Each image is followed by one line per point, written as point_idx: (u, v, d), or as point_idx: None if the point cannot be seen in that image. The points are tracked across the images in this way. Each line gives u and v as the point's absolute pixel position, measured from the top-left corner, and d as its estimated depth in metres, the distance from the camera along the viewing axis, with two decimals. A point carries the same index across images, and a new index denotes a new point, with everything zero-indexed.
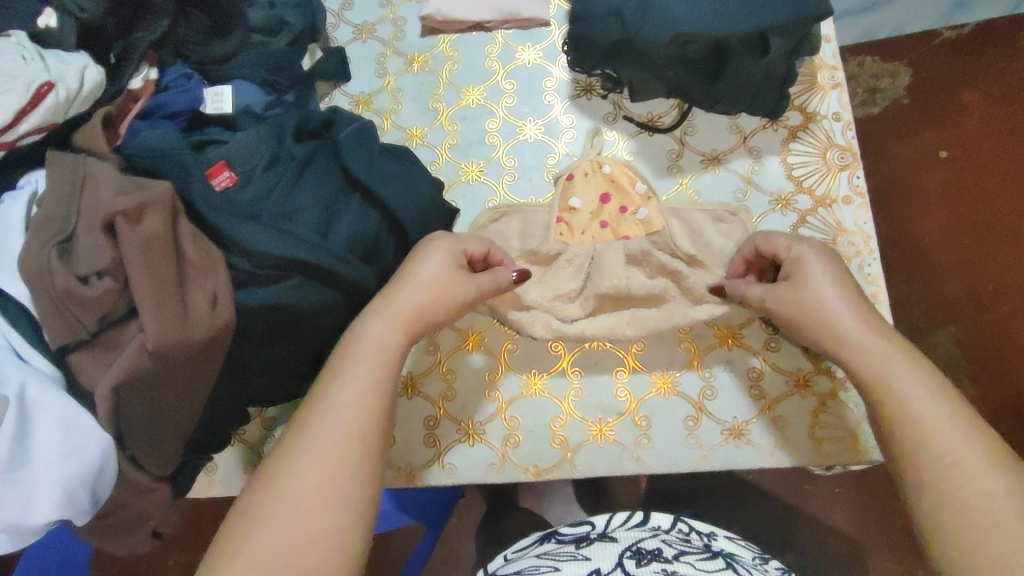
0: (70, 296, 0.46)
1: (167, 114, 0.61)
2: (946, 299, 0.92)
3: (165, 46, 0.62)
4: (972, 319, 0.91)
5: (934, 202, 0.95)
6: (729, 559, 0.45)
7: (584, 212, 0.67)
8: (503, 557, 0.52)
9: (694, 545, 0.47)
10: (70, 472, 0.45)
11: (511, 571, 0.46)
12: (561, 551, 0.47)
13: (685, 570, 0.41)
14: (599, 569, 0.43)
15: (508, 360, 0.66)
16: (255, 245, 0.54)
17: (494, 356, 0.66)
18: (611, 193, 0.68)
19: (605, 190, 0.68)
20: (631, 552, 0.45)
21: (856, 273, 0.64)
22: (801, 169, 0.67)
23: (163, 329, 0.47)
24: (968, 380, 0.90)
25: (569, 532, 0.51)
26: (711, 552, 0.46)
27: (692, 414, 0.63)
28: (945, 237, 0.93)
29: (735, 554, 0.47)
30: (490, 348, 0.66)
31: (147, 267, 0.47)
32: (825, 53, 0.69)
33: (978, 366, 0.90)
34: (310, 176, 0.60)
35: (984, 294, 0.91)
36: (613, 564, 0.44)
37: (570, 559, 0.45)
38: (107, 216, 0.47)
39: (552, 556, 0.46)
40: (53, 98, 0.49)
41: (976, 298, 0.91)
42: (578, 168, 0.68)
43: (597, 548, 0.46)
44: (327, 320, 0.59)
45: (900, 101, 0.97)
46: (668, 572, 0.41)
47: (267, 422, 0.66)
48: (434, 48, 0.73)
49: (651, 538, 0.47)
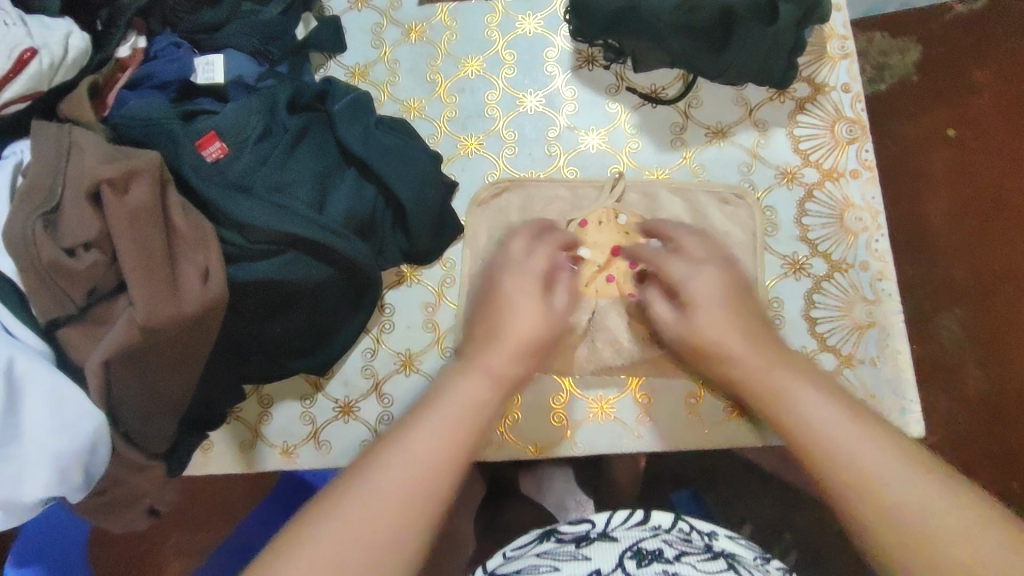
0: (57, 269, 0.44)
1: (156, 84, 0.59)
2: (952, 281, 0.90)
3: (153, 15, 0.61)
4: (978, 301, 0.88)
5: (940, 182, 0.92)
6: (731, 560, 0.44)
7: (592, 262, 0.62)
8: (501, 555, 0.51)
9: (694, 546, 0.46)
10: (60, 447, 0.44)
11: (510, 570, 0.45)
12: (561, 551, 0.46)
13: (686, 570, 0.41)
14: (600, 569, 0.42)
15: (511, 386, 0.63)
16: (247, 217, 0.53)
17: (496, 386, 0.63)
18: (624, 243, 0.63)
19: (617, 241, 0.63)
20: (631, 552, 0.44)
21: (864, 249, 0.63)
22: (808, 142, 0.65)
23: (152, 303, 0.46)
24: (971, 362, 0.87)
25: (569, 530, 0.51)
26: (711, 553, 0.45)
27: (693, 392, 0.62)
28: (950, 219, 0.91)
29: (735, 554, 0.46)
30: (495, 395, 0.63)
31: (134, 238, 0.46)
32: (835, 22, 0.67)
33: (982, 348, 0.87)
34: (303, 149, 0.58)
35: (988, 278, 0.89)
36: (613, 564, 0.43)
37: (571, 558, 0.44)
38: (92, 184, 0.45)
39: (553, 556, 0.45)
40: (36, 65, 0.48)
41: (982, 280, 0.89)
42: (593, 212, 0.64)
43: (597, 548, 0.46)
44: (324, 296, 0.58)
45: (910, 77, 0.94)
46: (670, 572, 0.40)
47: (264, 400, 0.65)
48: (432, 17, 0.71)
49: (652, 538, 0.47)
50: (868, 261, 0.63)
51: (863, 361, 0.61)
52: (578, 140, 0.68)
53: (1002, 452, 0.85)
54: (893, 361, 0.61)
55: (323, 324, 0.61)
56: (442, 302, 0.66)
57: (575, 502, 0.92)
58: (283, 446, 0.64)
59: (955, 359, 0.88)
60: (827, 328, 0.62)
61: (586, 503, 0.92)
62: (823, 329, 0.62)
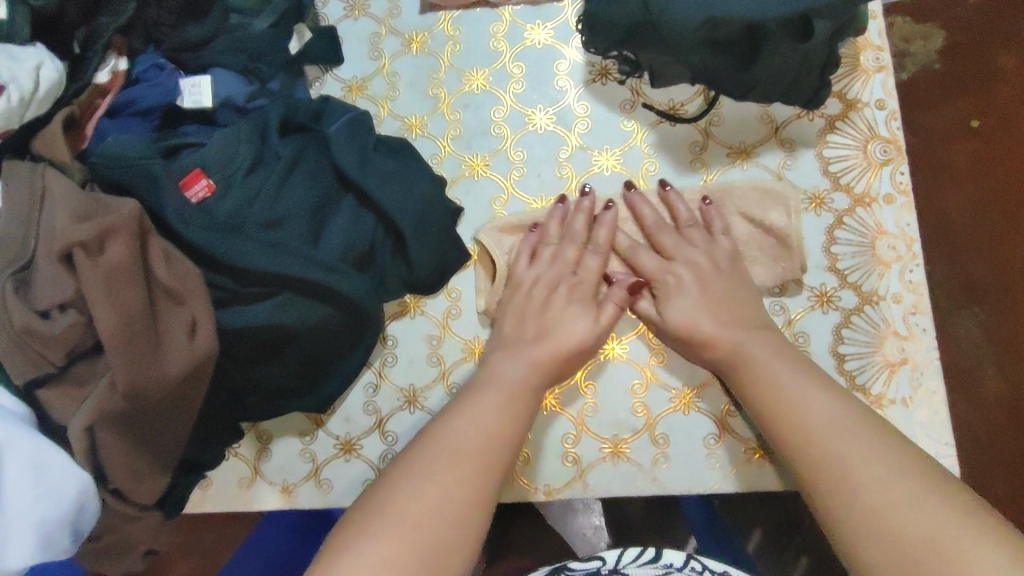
0: (30, 333, 0.41)
1: (137, 111, 0.55)
2: (972, 280, 0.81)
3: (134, 31, 0.56)
4: (997, 299, 0.81)
5: (962, 175, 0.83)
6: None
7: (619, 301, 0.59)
8: None
9: None
10: (44, 514, 0.42)
11: None
12: None
13: None
14: None
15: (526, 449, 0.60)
16: (238, 260, 0.49)
17: None
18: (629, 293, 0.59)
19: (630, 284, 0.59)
20: None
21: (897, 281, 0.59)
22: (838, 164, 0.61)
23: (135, 369, 0.43)
24: (990, 366, 0.80)
25: (579, 567, 0.49)
26: None
27: (714, 432, 0.59)
28: (971, 217, 0.82)
29: None
30: None
31: (111, 300, 0.42)
32: (871, 31, 0.62)
33: (1001, 349, 0.80)
34: (298, 178, 0.54)
35: (1011, 276, 0.81)
36: None
37: None
38: (63, 248, 0.41)
39: None
40: (3, 102, 0.44)
41: (1003, 277, 0.81)
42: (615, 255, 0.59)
43: None
44: (320, 336, 0.55)
45: (932, 67, 0.85)
46: None
47: (263, 436, 0.62)
48: (434, 26, 0.66)
49: None
50: (900, 293, 0.59)
51: (894, 401, 0.58)
52: (590, 162, 0.63)
53: (1008, 461, 0.78)
54: (924, 400, 0.57)
55: (321, 363, 0.57)
56: (447, 334, 0.63)
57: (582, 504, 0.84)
58: (282, 484, 0.62)
59: (972, 361, 0.81)
60: (856, 365, 0.58)
61: (592, 504, 0.84)
62: (852, 367, 0.58)
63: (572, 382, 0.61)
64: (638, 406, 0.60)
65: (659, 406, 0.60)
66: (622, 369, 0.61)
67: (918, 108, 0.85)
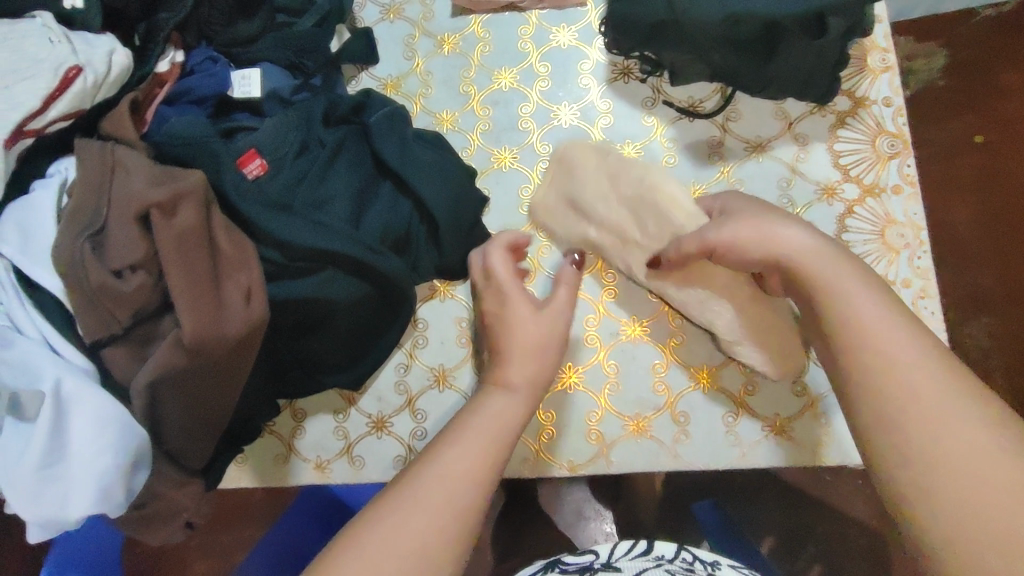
0: (105, 291, 0.44)
1: (192, 100, 0.59)
2: (979, 288, 0.85)
3: (188, 28, 0.60)
4: (1006, 308, 0.84)
5: (966, 187, 0.87)
6: None
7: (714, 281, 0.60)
8: None
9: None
10: (104, 467, 0.43)
11: None
12: None
13: None
14: None
15: (553, 428, 0.63)
16: (289, 236, 0.52)
17: (530, 443, 0.63)
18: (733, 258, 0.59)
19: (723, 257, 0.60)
20: None
21: (906, 267, 0.62)
22: (849, 157, 0.64)
23: (199, 323, 0.46)
24: (998, 371, 0.83)
25: (573, 561, 0.51)
26: None
27: (732, 411, 0.62)
28: (975, 229, 0.86)
29: None
30: (527, 436, 0.63)
31: (181, 260, 0.45)
32: (877, 34, 0.66)
33: (1011, 356, 0.82)
34: (341, 163, 0.58)
35: (1017, 285, 0.83)
36: None
37: None
38: (140, 209, 0.45)
39: None
40: (80, 83, 0.47)
41: (1010, 287, 0.84)
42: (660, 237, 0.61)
43: None
44: (359, 310, 0.58)
45: (935, 83, 0.89)
46: None
47: (299, 414, 0.65)
48: (465, 29, 0.71)
49: (654, 568, 0.46)
50: (910, 278, 0.62)
51: None
52: None
53: None
54: None
55: (357, 338, 0.60)
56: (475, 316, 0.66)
57: (593, 510, 0.87)
58: (316, 461, 0.64)
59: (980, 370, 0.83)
60: None
61: (604, 511, 0.87)
62: None
63: (595, 362, 0.63)
64: (660, 386, 0.63)
65: (680, 385, 0.62)
66: (643, 349, 0.63)
67: (923, 123, 0.89)
